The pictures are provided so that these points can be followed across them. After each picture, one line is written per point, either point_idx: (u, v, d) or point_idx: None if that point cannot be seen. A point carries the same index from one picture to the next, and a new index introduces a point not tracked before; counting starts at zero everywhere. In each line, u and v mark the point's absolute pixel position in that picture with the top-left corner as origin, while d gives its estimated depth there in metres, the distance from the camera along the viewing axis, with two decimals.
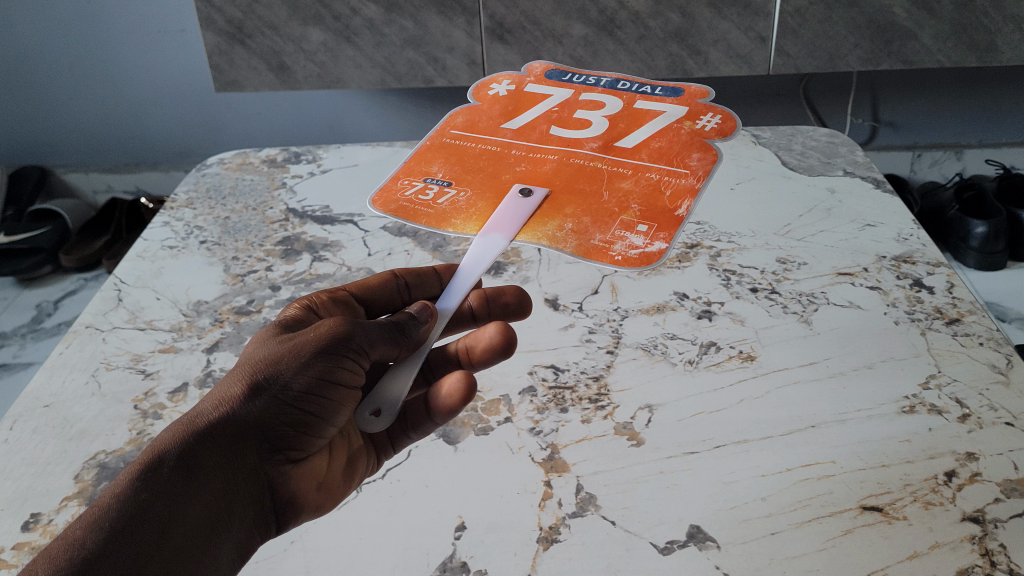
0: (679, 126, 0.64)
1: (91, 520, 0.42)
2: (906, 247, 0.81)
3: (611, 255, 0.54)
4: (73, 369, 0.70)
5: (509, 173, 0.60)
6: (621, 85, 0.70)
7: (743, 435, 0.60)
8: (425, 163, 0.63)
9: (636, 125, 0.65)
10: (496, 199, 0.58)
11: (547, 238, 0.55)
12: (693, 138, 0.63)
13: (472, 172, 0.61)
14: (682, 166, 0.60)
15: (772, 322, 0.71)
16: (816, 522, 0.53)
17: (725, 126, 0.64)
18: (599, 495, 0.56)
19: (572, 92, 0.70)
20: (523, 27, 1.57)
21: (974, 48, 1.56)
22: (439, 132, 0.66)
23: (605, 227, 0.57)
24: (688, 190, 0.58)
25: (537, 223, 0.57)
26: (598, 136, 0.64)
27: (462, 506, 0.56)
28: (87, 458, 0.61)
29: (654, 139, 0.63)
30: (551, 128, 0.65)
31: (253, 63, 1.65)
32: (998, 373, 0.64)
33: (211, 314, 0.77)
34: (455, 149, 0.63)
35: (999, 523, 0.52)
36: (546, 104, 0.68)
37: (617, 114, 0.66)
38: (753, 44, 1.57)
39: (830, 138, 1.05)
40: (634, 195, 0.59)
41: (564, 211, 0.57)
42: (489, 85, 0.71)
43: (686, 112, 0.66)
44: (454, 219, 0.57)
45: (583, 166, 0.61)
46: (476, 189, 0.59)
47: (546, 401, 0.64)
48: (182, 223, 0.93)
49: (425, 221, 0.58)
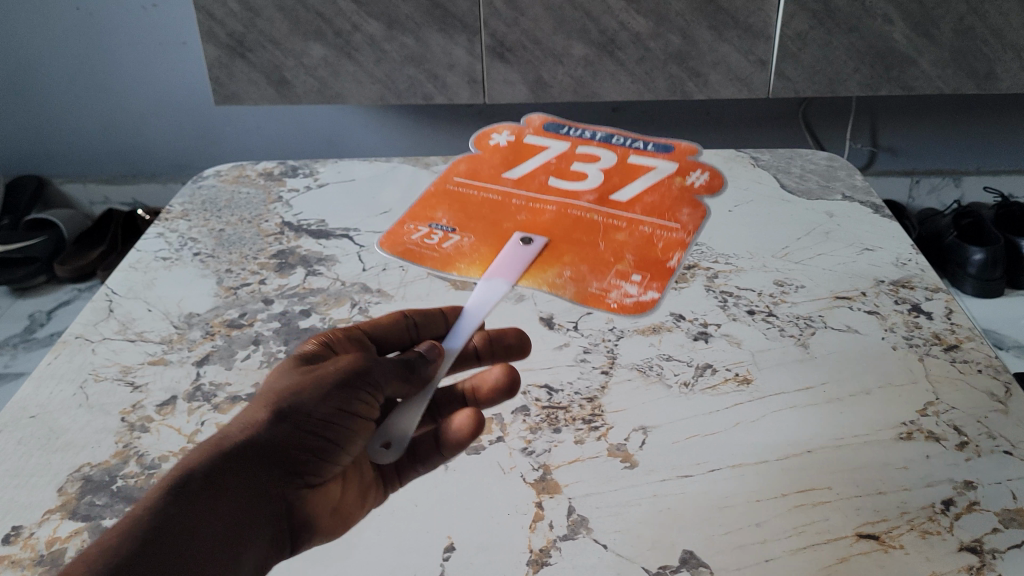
0: (671, 181, 0.65)
1: (123, 530, 0.40)
2: (904, 272, 0.81)
3: (607, 303, 0.56)
4: (61, 380, 0.69)
5: (510, 221, 0.60)
6: (616, 140, 0.71)
7: (739, 459, 0.59)
8: (430, 209, 0.63)
9: (631, 178, 0.65)
10: (497, 246, 0.58)
11: (547, 286, 0.56)
12: (685, 194, 0.64)
13: (475, 220, 0.60)
14: (674, 220, 0.61)
15: (769, 345, 0.71)
16: (811, 549, 0.52)
17: (713, 182, 0.64)
18: (591, 518, 0.55)
19: (570, 144, 0.70)
20: (523, 46, 1.59)
21: (973, 75, 1.57)
22: (443, 178, 0.66)
23: (602, 276, 0.57)
24: (680, 242, 0.59)
25: (538, 270, 0.57)
26: (594, 189, 0.64)
27: (450, 526, 0.55)
28: (72, 471, 0.60)
29: (648, 193, 0.64)
30: (550, 178, 0.65)
31: (254, 77, 1.65)
32: (997, 402, 0.63)
33: (202, 327, 0.76)
34: (458, 197, 0.63)
35: (997, 554, 0.51)
36: (545, 156, 0.68)
37: (613, 167, 0.67)
38: (753, 67, 1.59)
39: (829, 162, 1.05)
40: (629, 246, 0.59)
41: (562, 260, 0.57)
42: (491, 135, 0.71)
43: (677, 166, 0.66)
44: (458, 263, 0.57)
45: (580, 218, 0.61)
46: (479, 236, 0.59)
47: (539, 421, 0.63)
48: (176, 235, 0.93)
49: (430, 265, 0.58)
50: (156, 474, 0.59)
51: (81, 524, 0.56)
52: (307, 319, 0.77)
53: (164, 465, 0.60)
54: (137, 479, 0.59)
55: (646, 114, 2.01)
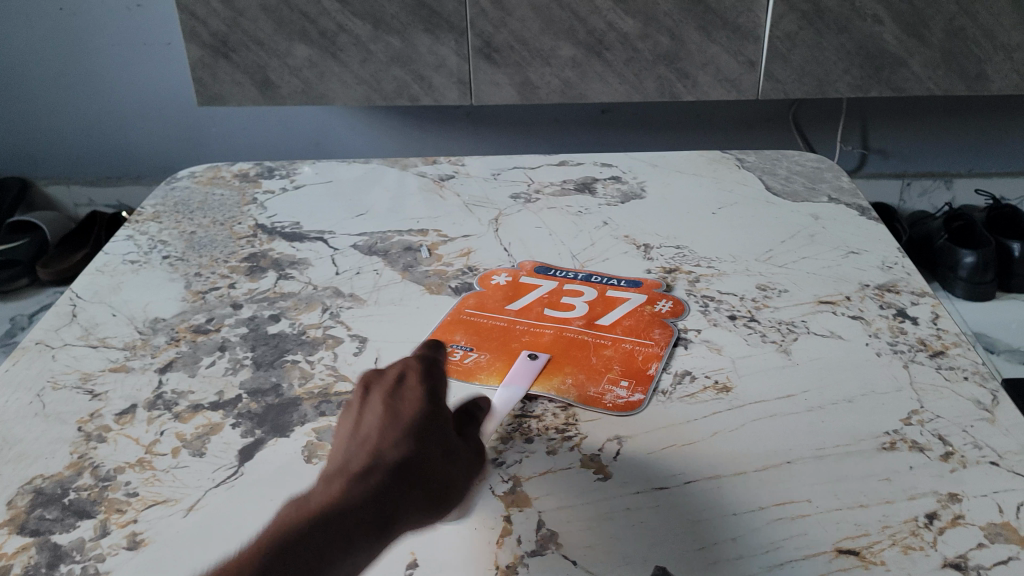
0: (642, 309, 0.75)
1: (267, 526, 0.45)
2: (891, 276, 0.79)
3: (603, 403, 0.63)
4: (18, 388, 0.67)
5: (517, 342, 0.71)
6: (595, 278, 0.80)
7: (716, 471, 0.57)
8: (448, 332, 0.73)
9: (610, 308, 0.75)
10: (509, 362, 0.68)
11: (555, 390, 0.65)
12: (654, 319, 0.73)
13: (488, 340, 0.71)
14: (648, 338, 0.71)
15: (750, 351, 0.69)
16: (789, 564, 0.50)
17: (677, 308, 0.75)
18: (561, 533, 0.53)
19: (557, 283, 0.80)
20: (510, 46, 1.59)
21: (964, 77, 1.58)
22: (455, 309, 0.76)
23: (597, 381, 0.66)
24: (656, 355, 0.69)
25: (545, 378, 0.66)
26: (582, 316, 0.74)
27: (414, 541, 0.52)
28: (23, 483, 0.57)
29: (625, 319, 0.74)
30: (546, 309, 0.75)
31: (237, 78, 1.63)
32: (984, 410, 0.61)
33: (167, 333, 0.74)
34: (472, 323, 0.74)
35: (983, 571, 0.49)
36: (538, 291, 0.78)
37: (595, 300, 0.77)
38: (742, 68, 1.60)
39: (816, 164, 1.03)
40: (616, 359, 0.68)
41: (564, 370, 0.67)
42: (492, 275, 0.81)
43: (646, 298, 0.77)
44: (478, 374, 0.67)
45: (574, 338, 0.71)
46: (493, 353, 0.69)
47: (510, 431, 0.61)
48: (145, 237, 0.90)
49: (454, 376, 0.67)
50: (111, 486, 0.57)
51: (29, 540, 0.53)
52: (276, 324, 0.75)
53: (120, 477, 0.58)
54: (90, 493, 0.57)
55: (635, 116, 2.01)
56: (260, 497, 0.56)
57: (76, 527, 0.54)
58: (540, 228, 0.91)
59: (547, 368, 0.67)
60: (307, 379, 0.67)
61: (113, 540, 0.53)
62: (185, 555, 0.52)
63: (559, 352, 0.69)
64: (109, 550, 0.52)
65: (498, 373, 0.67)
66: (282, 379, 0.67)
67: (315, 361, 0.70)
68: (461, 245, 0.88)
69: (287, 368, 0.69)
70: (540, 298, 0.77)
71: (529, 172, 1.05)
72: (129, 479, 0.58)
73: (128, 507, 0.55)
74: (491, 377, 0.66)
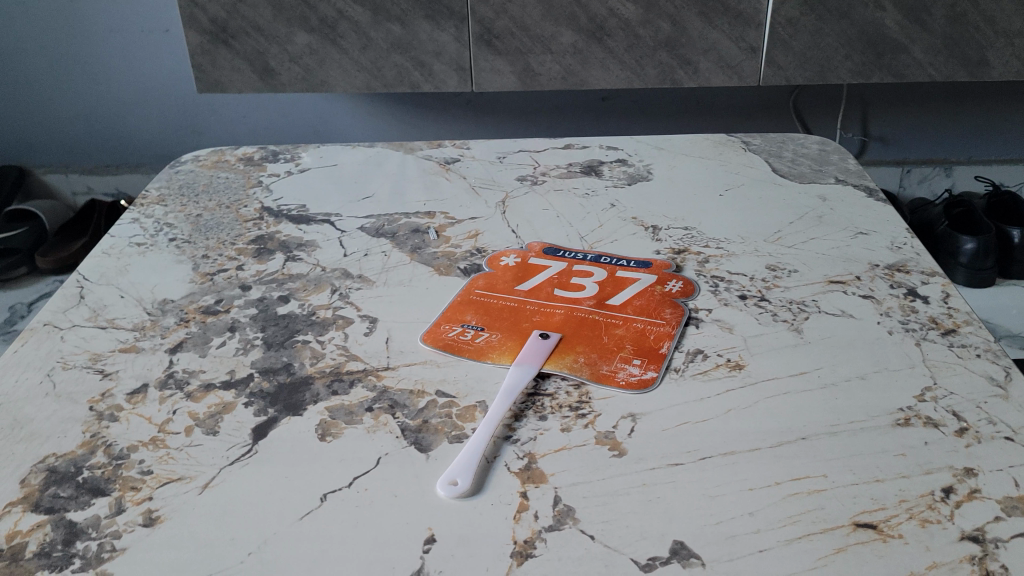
0: (652, 289, 0.75)
1: None
2: (900, 256, 0.79)
3: (616, 380, 0.63)
4: (28, 368, 0.66)
5: (528, 321, 0.71)
6: (604, 258, 0.80)
7: (731, 447, 0.57)
8: (460, 313, 0.72)
9: (620, 288, 0.75)
10: (521, 342, 0.68)
11: (567, 368, 0.65)
12: (664, 299, 0.73)
13: (499, 320, 0.71)
14: (659, 318, 0.71)
15: (761, 330, 0.69)
16: (807, 539, 0.50)
17: (687, 288, 0.75)
18: (578, 508, 0.53)
19: (566, 264, 0.80)
20: (511, 32, 1.59)
21: (965, 63, 1.58)
22: (465, 291, 0.76)
23: (610, 360, 0.66)
24: (667, 334, 0.68)
25: (558, 357, 0.66)
26: (592, 296, 0.74)
27: (431, 517, 0.52)
28: (36, 462, 0.57)
29: (636, 299, 0.74)
30: (555, 290, 0.75)
31: (237, 64, 1.62)
32: (996, 386, 0.61)
33: (176, 313, 0.73)
34: (483, 304, 0.73)
35: (1000, 544, 0.49)
36: (547, 273, 0.78)
37: (604, 280, 0.77)
38: (743, 54, 1.60)
39: (822, 146, 1.03)
40: (627, 338, 0.68)
41: (576, 349, 0.67)
42: (500, 257, 0.81)
43: (656, 278, 0.77)
44: (491, 353, 0.67)
45: (585, 317, 0.71)
46: (504, 332, 0.69)
47: (523, 409, 0.61)
48: (151, 220, 0.90)
49: (467, 355, 0.67)
50: (125, 464, 0.57)
51: (45, 517, 0.53)
52: (286, 305, 0.74)
53: (133, 456, 0.58)
54: (104, 471, 0.56)
55: (635, 104, 2.01)
56: (275, 474, 0.56)
57: (91, 504, 0.54)
58: (547, 210, 0.91)
59: (558, 348, 0.67)
60: (318, 359, 0.67)
61: (129, 517, 0.53)
62: (202, 532, 0.51)
63: (570, 332, 0.69)
64: (125, 527, 0.52)
65: (509, 352, 0.67)
66: (293, 359, 0.67)
67: (326, 341, 0.69)
68: (469, 227, 0.88)
69: (298, 348, 0.69)
70: (550, 279, 0.77)
71: (534, 155, 1.05)
72: (143, 457, 0.58)
73: (142, 485, 0.55)
74: (503, 356, 0.66)
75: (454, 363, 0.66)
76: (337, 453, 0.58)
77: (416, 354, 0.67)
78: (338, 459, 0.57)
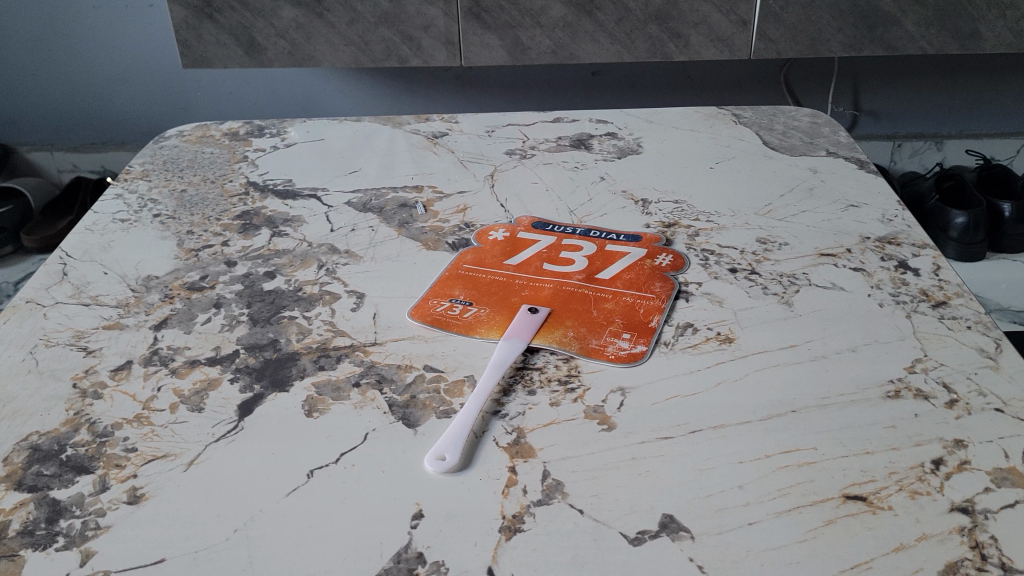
0: (642, 263, 0.74)
1: None
2: (891, 228, 0.78)
3: (605, 354, 0.63)
4: (9, 345, 0.65)
5: (516, 296, 0.70)
6: (593, 232, 0.79)
7: (720, 420, 0.56)
8: (448, 288, 0.72)
9: (609, 263, 0.75)
10: (510, 316, 0.67)
11: (556, 342, 0.64)
12: (654, 272, 0.73)
13: (488, 295, 0.70)
14: (649, 291, 0.70)
15: (752, 303, 0.68)
16: (797, 511, 0.50)
17: (677, 262, 0.74)
18: (567, 482, 0.52)
19: (555, 238, 0.79)
20: (500, 6, 1.57)
21: (957, 35, 1.57)
22: (454, 266, 0.75)
23: (599, 333, 0.65)
24: (657, 308, 0.68)
25: (547, 331, 0.65)
26: (582, 269, 0.73)
27: (419, 493, 0.52)
28: (18, 440, 0.56)
29: (625, 272, 0.73)
30: (544, 264, 0.75)
31: (222, 39, 1.60)
32: (987, 358, 0.61)
33: (161, 290, 0.72)
34: (471, 279, 0.73)
35: (989, 514, 0.49)
36: (537, 247, 0.77)
37: (594, 254, 0.76)
38: (735, 27, 1.59)
39: (812, 119, 1.02)
40: (616, 312, 0.68)
41: (565, 324, 0.66)
42: (488, 231, 0.80)
43: (645, 251, 0.76)
44: (479, 328, 0.66)
45: (573, 291, 0.70)
46: (493, 307, 0.69)
47: (511, 383, 0.61)
48: (135, 196, 0.89)
49: (455, 330, 0.66)
50: (109, 442, 0.56)
51: (28, 495, 0.52)
52: (272, 281, 0.74)
53: (118, 433, 0.57)
54: (88, 449, 0.56)
55: (625, 77, 1.99)
56: (261, 450, 0.55)
57: (74, 482, 0.53)
58: (537, 183, 0.90)
59: (548, 322, 0.66)
60: (305, 335, 0.66)
61: (113, 494, 0.52)
62: (186, 509, 0.51)
63: (559, 306, 0.68)
64: (109, 504, 0.52)
65: (498, 326, 0.66)
66: (279, 335, 0.66)
67: (313, 316, 0.69)
68: (457, 201, 0.87)
69: (284, 324, 0.68)
70: (538, 253, 0.77)
71: (523, 129, 1.04)
72: (127, 435, 0.57)
73: (126, 462, 0.55)
74: (492, 330, 0.66)
75: (443, 338, 0.65)
76: (324, 428, 0.57)
77: (404, 330, 0.67)
78: (325, 435, 0.56)
